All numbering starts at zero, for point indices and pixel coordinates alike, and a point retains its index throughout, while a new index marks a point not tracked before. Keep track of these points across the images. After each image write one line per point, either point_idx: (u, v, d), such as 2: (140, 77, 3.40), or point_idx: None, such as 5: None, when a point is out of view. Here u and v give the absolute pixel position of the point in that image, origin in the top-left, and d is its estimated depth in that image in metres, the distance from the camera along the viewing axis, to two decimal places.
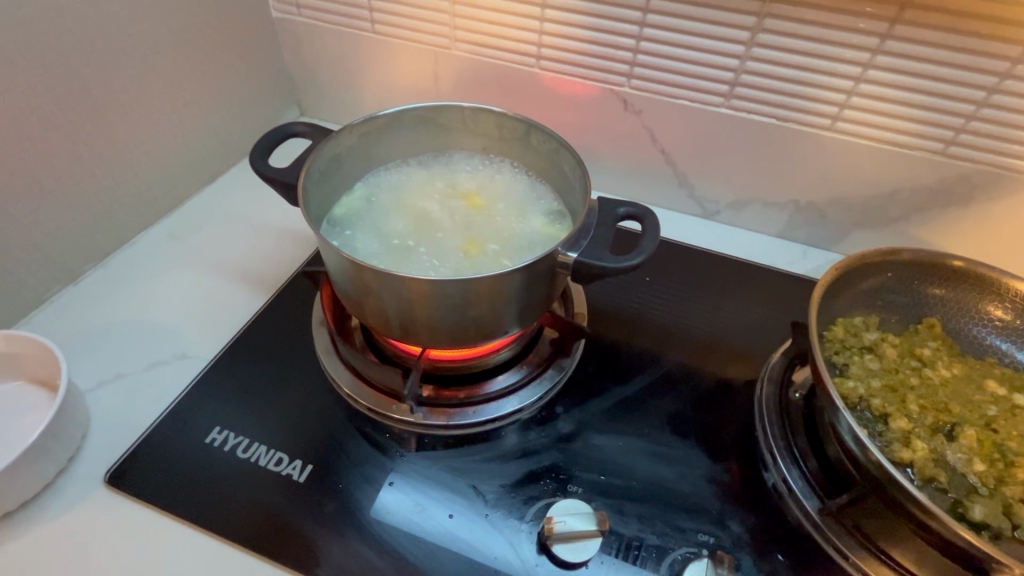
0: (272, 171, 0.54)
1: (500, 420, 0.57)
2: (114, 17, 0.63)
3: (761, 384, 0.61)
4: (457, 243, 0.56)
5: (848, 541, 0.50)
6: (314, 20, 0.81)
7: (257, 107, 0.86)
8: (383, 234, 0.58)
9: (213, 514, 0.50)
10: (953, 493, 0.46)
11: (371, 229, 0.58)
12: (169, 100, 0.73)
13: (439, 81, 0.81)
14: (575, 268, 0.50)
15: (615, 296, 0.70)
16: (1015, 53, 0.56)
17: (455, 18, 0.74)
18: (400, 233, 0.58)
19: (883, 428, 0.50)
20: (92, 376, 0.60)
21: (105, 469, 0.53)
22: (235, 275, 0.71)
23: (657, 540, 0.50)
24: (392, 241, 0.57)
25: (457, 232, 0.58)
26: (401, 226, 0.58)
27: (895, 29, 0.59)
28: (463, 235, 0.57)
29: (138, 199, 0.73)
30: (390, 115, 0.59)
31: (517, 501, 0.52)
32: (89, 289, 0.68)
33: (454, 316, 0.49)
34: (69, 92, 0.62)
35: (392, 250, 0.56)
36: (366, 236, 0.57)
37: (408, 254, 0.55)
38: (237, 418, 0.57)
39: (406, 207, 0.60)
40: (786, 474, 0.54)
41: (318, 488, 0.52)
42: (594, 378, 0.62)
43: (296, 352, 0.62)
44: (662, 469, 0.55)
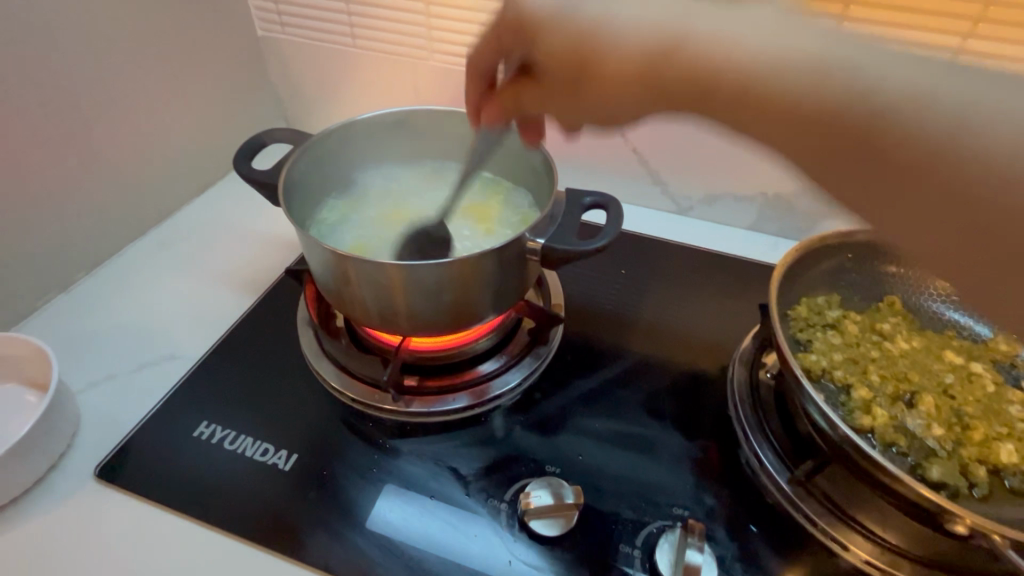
0: (256, 173, 0.57)
1: (479, 407, 0.59)
2: (104, 38, 0.67)
3: (733, 366, 0.63)
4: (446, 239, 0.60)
5: (818, 509, 0.51)
6: (298, 37, 0.85)
7: (244, 122, 0.89)
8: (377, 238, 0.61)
9: (200, 503, 0.52)
10: (913, 457, 0.48)
11: (363, 235, 0.62)
12: (159, 115, 0.76)
13: (419, 90, 0.85)
14: (544, 254, 0.52)
15: (592, 290, 0.73)
16: (956, 41, 0.58)
17: (432, 30, 0.78)
18: (393, 236, 0.62)
19: (845, 398, 0.52)
20: (84, 378, 0.61)
21: (95, 464, 0.54)
22: (224, 279, 0.73)
23: (633, 515, 0.51)
24: (386, 242, 0.61)
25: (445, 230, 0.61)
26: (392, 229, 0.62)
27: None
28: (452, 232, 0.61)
29: (129, 210, 0.76)
30: (369, 120, 0.62)
31: (496, 482, 0.53)
32: (81, 296, 0.71)
33: (430, 302, 0.51)
34: (63, 107, 0.65)
35: (386, 249, 0.59)
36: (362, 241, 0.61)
37: (402, 251, 0.59)
38: (223, 412, 0.58)
39: (395, 213, 0.65)
40: (758, 450, 0.55)
41: (302, 476, 0.54)
42: (572, 366, 0.64)
43: (282, 349, 0.64)
44: (638, 449, 0.56)
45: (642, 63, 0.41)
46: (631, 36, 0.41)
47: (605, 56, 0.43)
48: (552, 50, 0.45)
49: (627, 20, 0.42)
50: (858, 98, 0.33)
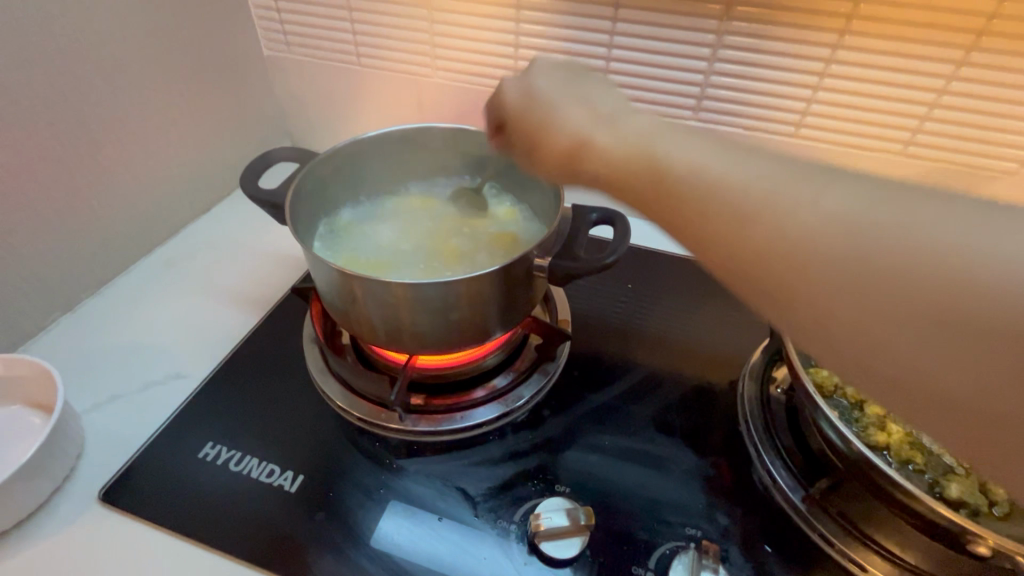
0: (262, 193, 0.57)
1: (488, 425, 0.58)
2: (112, 59, 0.68)
3: (743, 382, 0.63)
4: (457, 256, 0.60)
5: (834, 528, 0.50)
6: (303, 56, 0.86)
7: (249, 140, 0.90)
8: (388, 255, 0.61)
9: (204, 527, 0.51)
10: (930, 475, 0.47)
11: (373, 253, 0.62)
12: (165, 135, 0.76)
13: (423, 107, 0.85)
14: (551, 270, 0.52)
15: (599, 305, 0.72)
16: (958, 56, 0.60)
17: (436, 48, 0.78)
18: (404, 253, 0.61)
19: (859, 414, 0.51)
20: (88, 399, 0.61)
21: (99, 487, 0.54)
22: (229, 297, 0.73)
23: (646, 536, 0.50)
24: (398, 260, 0.60)
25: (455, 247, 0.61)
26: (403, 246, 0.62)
27: (837, 54, 0.64)
28: (462, 248, 0.61)
29: (135, 229, 0.76)
30: (375, 138, 0.62)
31: (506, 503, 0.52)
32: (86, 316, 0.70)
33: (437, 320, 0.51)
34: (70, 128, 0.65)
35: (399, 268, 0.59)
36: (373, 258, 0.61)
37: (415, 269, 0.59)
38: (229, 433, 0.58)
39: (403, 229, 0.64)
40: (771, 468, 0.55)
41: (308, 498, 0.53)
42: (580, 382, 0.63)
43: (288, 368, 0.64)
44: (649, 468, 0.55)
45: (569, 153, 0.41)
46: (560, 131, 0.42)
47: (550, 142, 0.43)
48: (511, 129, 0.46)
49: (567, 119, 0.42)
50: (831, 267, 0.31)
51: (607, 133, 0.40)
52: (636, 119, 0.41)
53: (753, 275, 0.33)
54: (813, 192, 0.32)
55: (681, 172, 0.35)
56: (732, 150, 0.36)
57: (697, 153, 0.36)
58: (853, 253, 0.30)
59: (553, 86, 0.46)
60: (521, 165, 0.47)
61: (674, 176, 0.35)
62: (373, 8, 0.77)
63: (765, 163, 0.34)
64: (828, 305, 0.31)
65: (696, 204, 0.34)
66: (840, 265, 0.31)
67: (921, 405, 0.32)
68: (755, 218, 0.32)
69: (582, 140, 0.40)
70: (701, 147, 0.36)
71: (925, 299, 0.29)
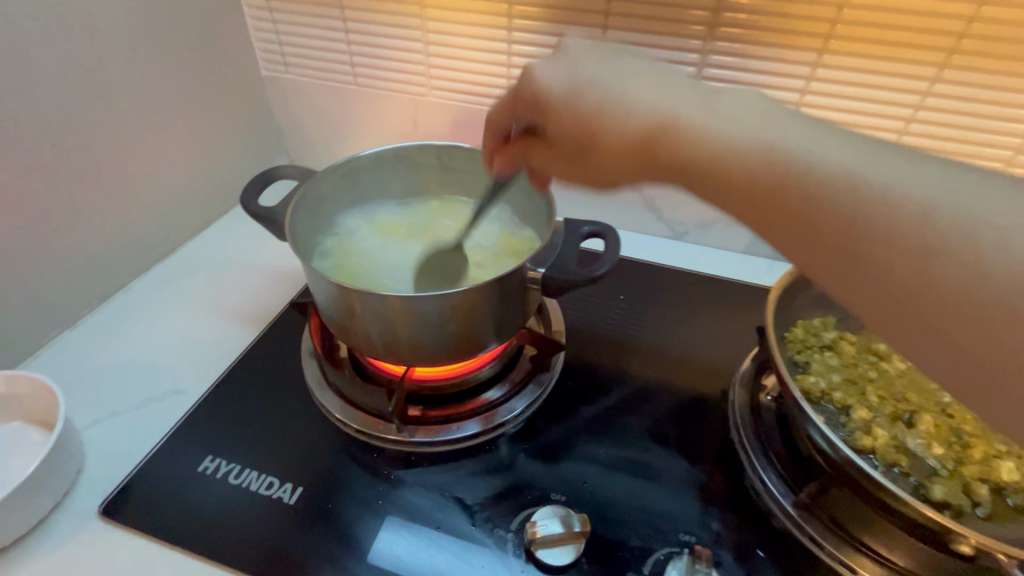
0: (262, 210, 0.59)
1: (483, 436, 0.59)
2: (114, 81, 0.69)
3: (733, 390, 0.64)
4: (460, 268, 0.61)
5: (824, 532, 0.51)
6: (301, 76, 0.88)
7: (248, 158, 0.92)
8: (394, 271, 0.62)
9: (204, 540, 0.51)
10: (915, 477, 0.49)
11: (378, 269, 0.63)
12: (165, 153, 0.78)
13: (419, 125, 0.88)
14: (545, 282, 0.53)
15: (591, 317, 0.74)
16: (931, 73, 0.63)
17: (431, 68, 0.81)
18: (408, 267, 0.62)
19: (845, 419, 0.53)
20: (88, 415, 0.61)
21: (99, 502, 0.54)
22: (228, 312, 0.74)
23: (640, 542, 0.51)
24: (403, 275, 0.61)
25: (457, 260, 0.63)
26: (406, 261, 0.63)
27: (817, 71, 0.67)
28: (465, 260, 0.62)
29: (134, 246, 0.77)
30: (371, 156, 0.64)
31: (502, 512, 0.53)
32: (86, 333, 0.71)
33: (433, 332, 0.52)
34: (72, 148, 0.67)
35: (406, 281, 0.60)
36: (378, 274, 0.62)
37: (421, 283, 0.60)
38: (228, 447, 0.58)
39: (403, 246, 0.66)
40: (762, 473, 0.56)
41: (307, 509, 0.54)
42: (574, 392, 0.64)
43: (286, 382, 0.65)
44: (642, 476, 0.56)
45: (643, 137, 0.41)
46: (625, 121, 0.41)
47: (607, 130, 0.43)
48: (565, 118, 0.45)
49: (639, 101, 0.41)
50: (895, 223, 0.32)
51: (693, 112, 0.39)
52: (728, 95, 0.40)
53: (804, 228, 0.34)
54: (875, 167, 0.33)
55: (735, 141, 0.37)
56: (790, 117, 0.38)
57: (756, 116, 0.38)
58: (896, 219, 0.31)
59: (591, 68, 0.44)
60: (575, 162, 0.47)
61: (754, 149, 0.36)
62: (370, 30, 0.79)
63: (820, 132, 0.36)
64: (874, 258, 0.32)
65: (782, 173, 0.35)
66: (904, 239, 0.31)
67: (971, 370, 0.31)
68: (807, 177, 0.34)
69: (666, 119, 0.40)
70: (765, 113, 0.38)
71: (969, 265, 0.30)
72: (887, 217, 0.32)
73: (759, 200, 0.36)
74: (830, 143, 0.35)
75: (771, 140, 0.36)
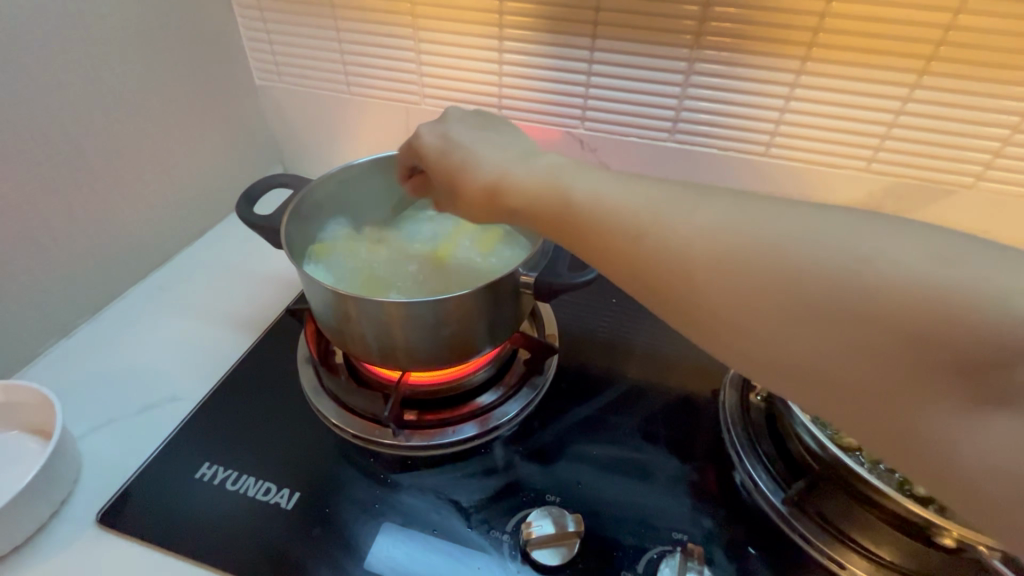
0: (257, 218, 0.59)
1: (479, 439, 0.60)
2: (110, 93, 0.70)
3: (724, 390, 0.65)
4: (457, 271, 0.62)
5: (814, 528, 0.52)
6: (294, 85, 0.89)
7: (242, 166, 0.92)
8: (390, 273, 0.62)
9: (202, 545, 0.52)
10: (900, 473, 0.50)
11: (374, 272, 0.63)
12: (160, 163, 0.79)
13: (412, 132, 0.89)
14: (537, 287, 0.54)
15: (584, 320, 0.75)
16: (911, 80, 0.64)
17: (423, 77, 0.82)
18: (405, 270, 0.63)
19: (832, 417, 0.54)
20: (85, 423, 0.62)
21: (96, 510, 0.54)
22: (224, 319, 0.74)
23: (634, 540, 0.52)
24: (401, 278, 0.62)
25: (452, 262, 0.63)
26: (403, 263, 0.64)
27: (801, 78, 0.68)
28: (461, 262, 0.63)
29: (130, 255, 0.78)
30: (365, 164, 0.65)
31: (497, 513, 0.54)
32: (82, 341, 0.71)
33: (428, 337, 0.53)
34: (68, 159, 0.67)
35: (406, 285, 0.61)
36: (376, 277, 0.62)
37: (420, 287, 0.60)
38: (225, 453, 0.59)
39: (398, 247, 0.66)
40: (753, 472, 0.57)
41: (305, 514, 0.54)
42: (567, 395, 0.65)
43: (283, 388, 0.65)
44: (636, 476, 0.57)
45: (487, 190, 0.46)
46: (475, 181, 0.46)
47: (466, 183, 0.47)
48: (434, 171, 0.51)
49: (493, 161, 0.47)
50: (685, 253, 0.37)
51: (521, 172, 0.45)
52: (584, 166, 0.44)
53: (699, 308, 0.37)
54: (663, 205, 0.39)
55: (575, 192, 0.42)
56: (681, 194, 0.39)
57: (645, 202, 0.39)
58: (752, 286, 0.35)
59: (465, 132, 0.51)
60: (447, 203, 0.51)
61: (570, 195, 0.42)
62: (362, 40, 0.80)
63: (715, 202, 0.38)
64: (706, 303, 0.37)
65: (601, 217, 0.40)
66: (713, 265, 0.36)
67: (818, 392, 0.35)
68: (688, 267, 0.37)
69: (499, 177, 0.45)
70: (636, 190, 0.40)
71: (821, 307, 0.33)
72: (750, 290, 0.35)
73: (659, 279, 0.38)
74: (700, 210, 0.38)
75: (662, 226, 0.38)
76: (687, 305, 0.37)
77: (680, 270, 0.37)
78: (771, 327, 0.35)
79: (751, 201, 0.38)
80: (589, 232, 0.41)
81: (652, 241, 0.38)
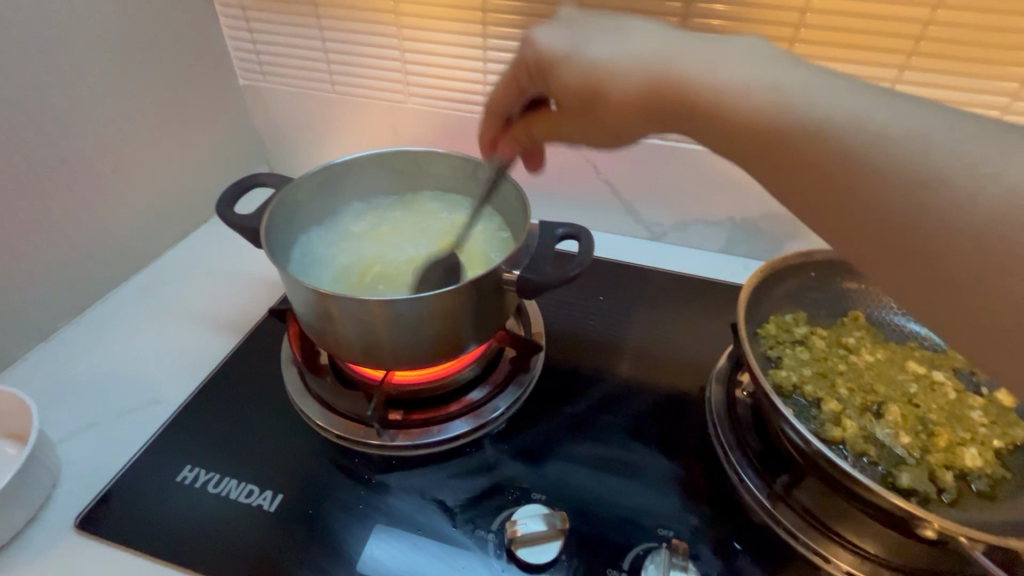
0: (238, 218, 0.59)
1: (464, 438, 0.60)
2: (90, 93, 0.69)
3: (710, 387, 0.65)
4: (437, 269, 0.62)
5: (799, 523, 0.52)
6: (279, 85, 0.88)
7: (227, 167, 0.91)
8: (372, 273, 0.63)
9: (183, 549, 0.51)
10: (883, 466, 0.50)
11: (356, 273, 0.63)
12: (143, 163, 0.78)
13: (398, 132, 0.88)
14: (520, 284, 0.54)
15: (570, 318, 0.75)
16: (892, 74, 0.65)
17: (408, 76, 0.81)
18: (386, 270, 0.63)
19: (817, 411, 0.54)
20: (63, 427, 0.61)
21: (75, 515, 0.53)
22: (207, 320, 0.73)
23: (619, 538, 0.52)
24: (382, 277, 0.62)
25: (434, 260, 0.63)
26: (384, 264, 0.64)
27: None
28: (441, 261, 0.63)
29: (111, 257, 0.77)
30: (347, 163, 0.64)
31: (482, 512, 0.54)
32: (61, 345, 0.70)
33: (411, 335, 0.52)
34: (47, 160, 0.66)
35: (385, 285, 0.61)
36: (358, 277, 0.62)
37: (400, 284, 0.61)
38: (207, 456, 0.58)
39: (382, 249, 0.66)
40: (739, 468, 0.57)
41: (287, 516, 0.54)
42: (553, 393, 0.65)
43: (267, 389, 0.65)
44: (622, 474, 0.57)
45: (643, 84, 0.42)
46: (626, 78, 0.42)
47: (609, 90, 0.43)
48: (559, 86, 0.46)
49: (629, 56, 0.42)
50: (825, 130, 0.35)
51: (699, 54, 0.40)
52: (732, 44, 0.40)
53: (803, 181, 0.36)
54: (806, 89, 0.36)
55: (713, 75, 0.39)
56: (839, 87, 0.37)
57: (783, 78, 0.37)
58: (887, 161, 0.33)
59: (586, 22, 0.45)
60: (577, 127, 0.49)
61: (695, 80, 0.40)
62: (346, 38, 0.80)
63: (887, 99, 0.35)
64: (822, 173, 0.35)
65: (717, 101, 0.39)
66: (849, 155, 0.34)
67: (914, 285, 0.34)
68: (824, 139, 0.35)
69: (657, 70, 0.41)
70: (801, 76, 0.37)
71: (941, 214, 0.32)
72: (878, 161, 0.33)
73: (754, 135, 0.38)
74: (872, 106, 0.35)
75: (781, 99, 0.36)
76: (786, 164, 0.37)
77: (828, 143, 0.35)
78: (894, 198, 0.33)
79: (922, 109, 0.35)
80: (710, 102, 0.39)
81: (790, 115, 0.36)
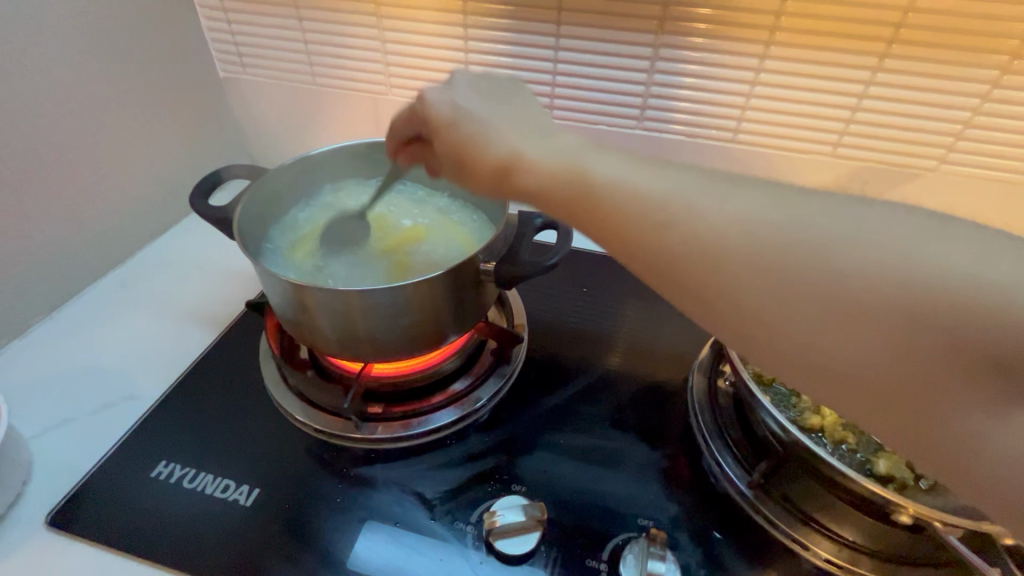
0: (212, 209, 0.58)
1: (445, 429, 0.59)
2: (62, 85, 0.68)
3: (692, 376, 0.65)
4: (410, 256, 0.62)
5: (779, 512, 0.52)
6: (259, 77, 0.87)
7: (206, 160, 0.90)
8: (343, 262, 0.61)
9: (157, 545, 0.50)
10: (862, 453, 0.50)
11: (326, 262, 0.61)
12: (118, 156, 0.76)
13: (380, 123, 0.87)
14: (498, 273, 0.53)
15: (554, 309, 0.74)
16: (873, 63, 0.64)
17: (389, 66, 0.80)
18: (357, 259, 0.61)
19: (797, 400, 0.54)
20: (36, 425, 0.60)
21: (47, 513, 0.52)
22: (185, 315, 0.72)
23: (599, 527, 0.52)
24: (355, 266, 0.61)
25: (405, 249, 0.63)
26: (354, 252, 0.63)
27: (766, 63, 0.67)
28: (413, 249, 0.63)
29: (86, 252, 0.75)
30: (324, 154, 0.64)
31: (461, 504, 0.53)
32: (36, 340, 0.69)
33: (387, 326, 0.52)
34: (17, 154, 0.65)
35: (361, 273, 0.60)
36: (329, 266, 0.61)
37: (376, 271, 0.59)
38: (183, 451, 0.57)
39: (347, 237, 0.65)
40: (719, 457, 0.57)
41: (265, 510, 0.53)
42: (535, 384, 0.65)
43: (246, 383, 0.64)
44: (602, 464, 0.57)
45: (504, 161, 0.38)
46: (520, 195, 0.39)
47: (476, 163, 0.39)
48: (442, 141, 0.43)
49: (495, 133, 0.39)
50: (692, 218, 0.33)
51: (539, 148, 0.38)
52: (562, 138, 0.39)
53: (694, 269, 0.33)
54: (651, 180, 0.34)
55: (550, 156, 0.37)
56: (674, 168, 0.36)
57: (673, 187, 0.34)
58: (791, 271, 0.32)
59: (471, 100, 0.43)
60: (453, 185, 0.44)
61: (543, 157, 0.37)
62: (326, 29, 0.79)
63: (723, 184, 0.34)
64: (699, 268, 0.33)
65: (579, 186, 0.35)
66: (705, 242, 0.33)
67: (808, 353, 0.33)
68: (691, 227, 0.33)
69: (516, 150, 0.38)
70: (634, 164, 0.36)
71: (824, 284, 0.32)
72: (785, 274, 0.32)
73: (653, 268, 0.34)
74: (747, 202, 0.33)
75: (660, 198, 0.34)
76: (707, 294, 0.33)
77: (685, 231, 0.33)
78: (804, 298, 0.32)
79: (788, 193, 0.34)
80: (620, 221, 0.34)
81: (699, 244, 0.33)
